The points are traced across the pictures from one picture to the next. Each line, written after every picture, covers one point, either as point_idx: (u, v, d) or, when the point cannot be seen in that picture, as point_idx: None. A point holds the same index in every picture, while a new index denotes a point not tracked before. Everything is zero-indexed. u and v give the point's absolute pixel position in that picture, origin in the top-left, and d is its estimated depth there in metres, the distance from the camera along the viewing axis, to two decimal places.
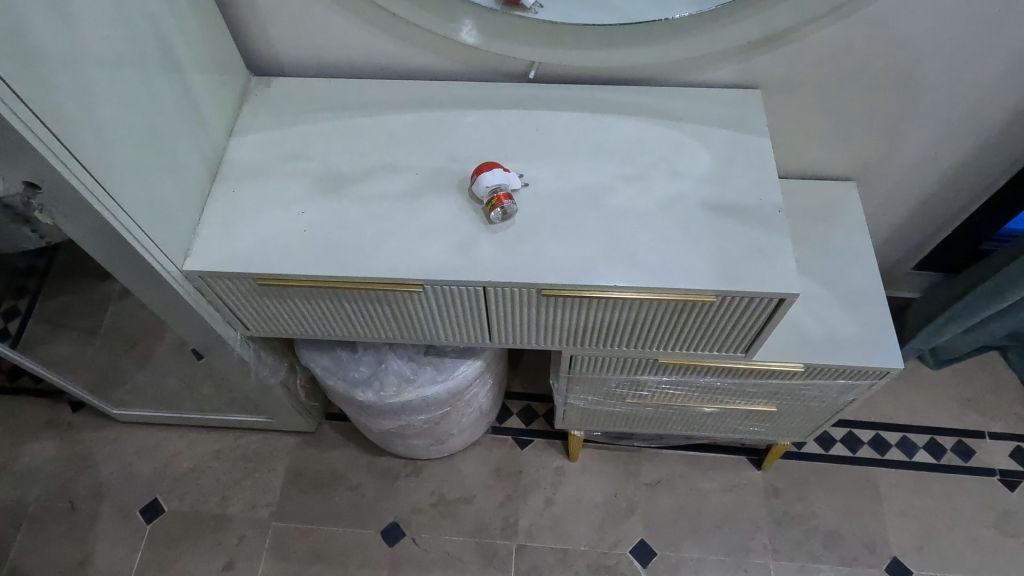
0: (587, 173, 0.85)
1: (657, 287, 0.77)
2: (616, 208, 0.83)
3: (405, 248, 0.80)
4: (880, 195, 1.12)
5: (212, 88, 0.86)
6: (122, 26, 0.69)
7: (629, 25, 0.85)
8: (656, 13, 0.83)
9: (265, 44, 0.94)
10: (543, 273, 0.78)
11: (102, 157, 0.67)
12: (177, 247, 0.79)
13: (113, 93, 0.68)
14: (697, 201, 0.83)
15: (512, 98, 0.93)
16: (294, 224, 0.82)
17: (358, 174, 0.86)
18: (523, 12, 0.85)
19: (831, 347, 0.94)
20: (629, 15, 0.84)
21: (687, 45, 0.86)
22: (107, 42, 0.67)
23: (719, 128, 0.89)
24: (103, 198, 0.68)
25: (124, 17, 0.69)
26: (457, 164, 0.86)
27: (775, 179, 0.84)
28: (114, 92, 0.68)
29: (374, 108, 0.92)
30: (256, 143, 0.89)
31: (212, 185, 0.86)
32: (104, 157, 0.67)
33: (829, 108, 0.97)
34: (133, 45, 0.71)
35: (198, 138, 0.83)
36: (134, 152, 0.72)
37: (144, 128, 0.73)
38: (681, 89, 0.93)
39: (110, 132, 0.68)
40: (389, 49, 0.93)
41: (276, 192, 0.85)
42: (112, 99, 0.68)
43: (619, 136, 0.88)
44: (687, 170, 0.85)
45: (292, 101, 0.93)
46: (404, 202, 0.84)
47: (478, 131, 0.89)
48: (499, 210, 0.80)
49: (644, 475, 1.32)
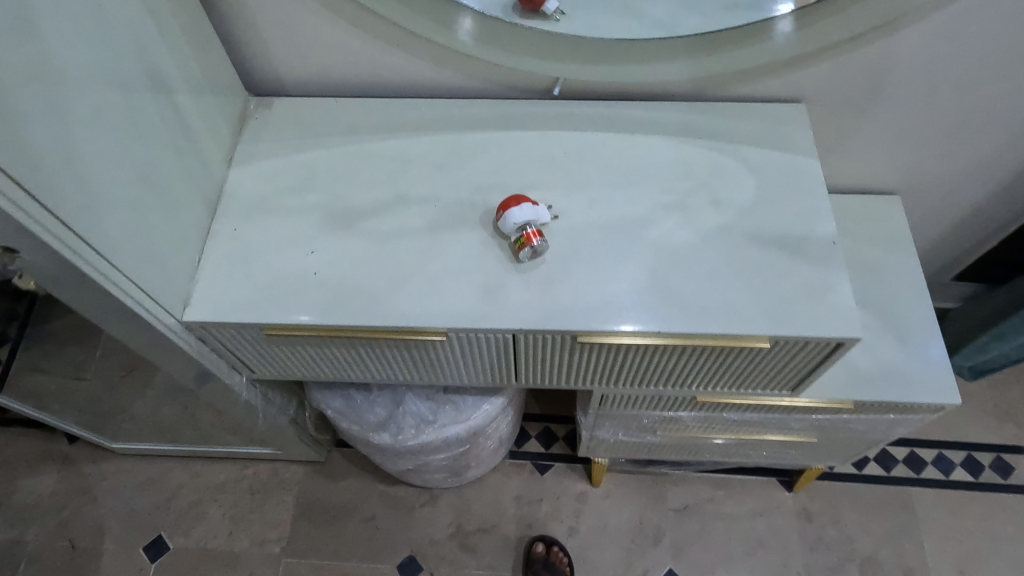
0: (623, 202, 0.78)
1: (704, 332, 0.70)
2: (656, 243, 0.75)
3: (426, 291, 0.73)
4: (925, 208, 1.05)
5: (207, 113, 0.78)
6: (105, 59, 0.61)
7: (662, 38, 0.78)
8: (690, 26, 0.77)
9: (263, 62, 0.86)
10: (578, 318, 0.71)
11: (80, 203, 0.59)
12: (175, 296, 0.72)
13: (97, 136, 0.61)
14: (743, 233, 0.75)
15: (536, 118, 0.85)
16: (303, 267, 0.75)
17: (371, 208, 0.79)
18: (546, 20, 0.78)
19: (882, 382, 0.87)
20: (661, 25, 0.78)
21: (729, 61, 0.79)
22: (88, 79, 0.60)
23: (766, 150, 0.81)
24: (90, 257, 0.61)
25: (103, 40, 0.61)
26: (479, 195, 0.79)
27: (827, 207, 0.77)
28: (99, 135, 0.61)
29: (387, 132, 0.85)
30: (259, 174, 0.82)
31: (211, 223, 0.78)
32: (88, 212, 0.60)
33: (878, 122, 0.89)
34: (119, 79, 0.63)
35: (192, 171, 0.75)
36: (118, 193, 0.63)
37: (133, 171, 0.65)
38: (722, 104, 0.85)
39: (93, 181, 0.60)
40: (400, 65, 0.85)
41: (282, 229, 0.78)
42: (95, 143, 0.60)
43: (656, 160, 0.81)
44: (731, 199, 0.78)
45: (297, 125, 0.86)
46: (423, 239, 0.76)
47: (502, 155, 0.82)
48: (529, 249, 0.73)
49: (671, 500, 1.27)
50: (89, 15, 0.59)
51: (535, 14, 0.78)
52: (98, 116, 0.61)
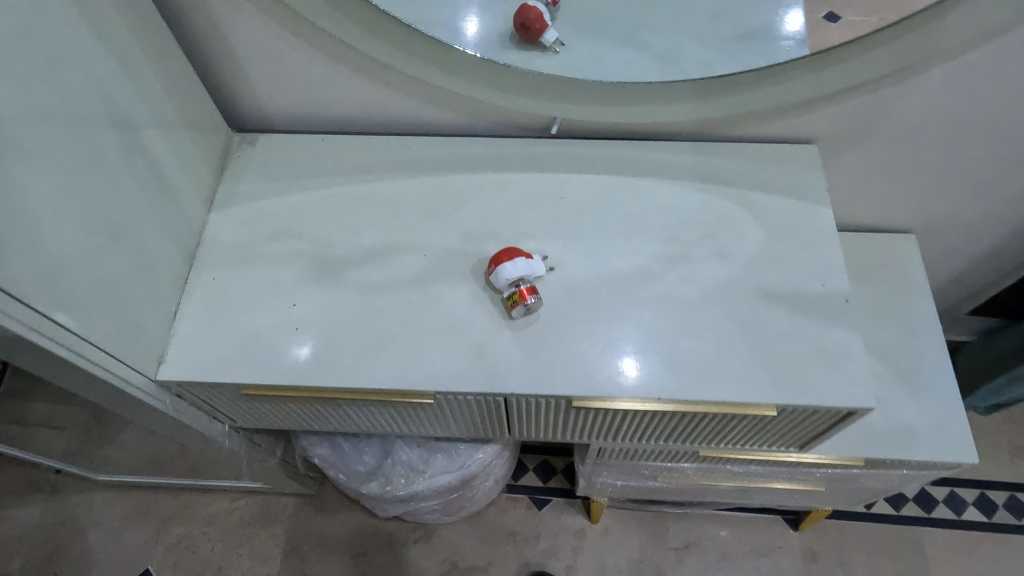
0: (623, 253, 0.74)
1: (707, 399, 0.66)
2: (656, 298, 0.71)
3: (413, 350, 0.69)
4: (941, 246, 1.00)
5: (183, 157, 0.74)
6: (64, 115, 0.57)
7: (663, 85, 0.74)
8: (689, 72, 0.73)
9: (246, 97, 0.82)
10: (572, 382, 0.67)
11: (36, 272, 0.55)
12: (148, 355, 0.68)
13: (54, 199, 0.57)
14: (750, 289, 0.71)
15: (532, 159, 0.81)
16: (284, 321, 0.71)
17: (357, 257, 0.75)
18: (544, 53, 0.74)
19: (894, 439, 0.83)
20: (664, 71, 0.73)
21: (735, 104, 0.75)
22: (43, 138, 0.56)
23: (775, 196, 0.77)
24: (49, 330, 0.57)
25: (64, 92, 0.57)
26: (471, 244, 0.75)
27: (840, 260, 0.72)
28: (56, 197, 0.57)
29: (375, 173, 0.81)
30: (241, 218, 0.78)
31: (189, 273, 0.74)
32: (44, 283, 0.56)
33: (894, 164, 0.85)
34: (80, 134, 0.59)
35: (167, 220, 0.71)
36: (81, 252, 0.60)
37: (96, 232, 0.61)
38: (728, 145, 0.81)
39: (50, 248, 0.56)
40: (389, 102, 0.81)
41: (263, 280, 0.74)
42: (52, 207, 0.57)
43: (658, 207, 0.77)
44: (737, 250, 0.73)
45: (281, 164, 0.82)
46: (410, 292, 0.72)
47: (496, 200, 0.78)
48: (522, 307, 0.69)
49: (672, 538, 1.23)
50: (46, 68, 0.55)
51: (535, 45, 0.74)
52: (59, 173, 0.57)
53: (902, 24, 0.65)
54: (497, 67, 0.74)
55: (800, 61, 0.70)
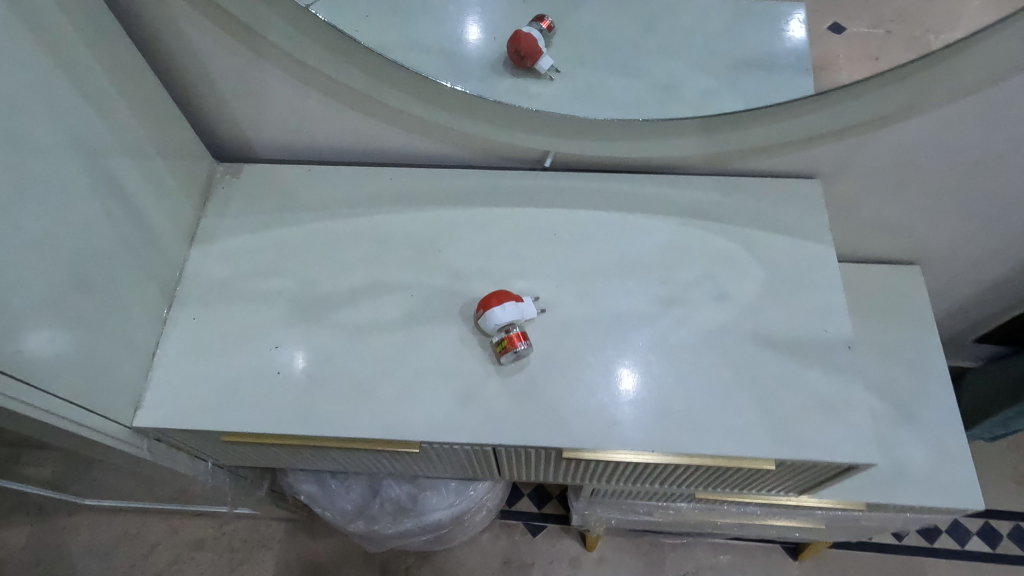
0: (617, 294, 0.71)
1: (703, 453, 0.63)
2: (652, 343, 0.69)
3: (399, 396, 0.67)
4: (947, 276, 0.97)
5: (163, 193, 0.72)
6: (33, 160, 0.55)
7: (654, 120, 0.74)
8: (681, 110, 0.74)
9: (231, 127, 0.79)
10: (564, 433, 0.64)
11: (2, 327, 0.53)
12: (125, 401, 0.66)
13: (21, 248, 0.54)
14: (749, 333, 0.68)
15: (525, 192, 0.78)
16: (266, 364, 0.69)
17: (343, 295, 0.73)
18: (538, 79, 0.75)
19: (898, 483, 0.80)
20: (651, 109, 0.74)
21: (722, 140, 0.75)
22: (10, 186, 0.53)
23: (774, 234, 0.74)
24: (16, 387, 0.54)
25: (33, 134, 0.55)
26: (461, 283, 0.73)
27: (843, 304, 0.70)
28: (23, 246, 0.54)
29: (363, 206, 0.78)
30: (223, 254, 0.75)
31: (169, 312, 0.72)
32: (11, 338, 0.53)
33: (898, 197, 0.82)
34: (51, 178, 0.57)
35: (145, 259, 0.69)
36: (51, 301, 0.57)
37: (68, 279, 0.59)
38: (728, 179, 0.78)
39: (17, 301, 0.54)
40: (378, 133, 0.78)
41: (246, 319, 0.72)
42: (19, 257, 0.54)
43: (654, 245, 0.74)
44: (736, 292, 0.71)
45: (266, 197, 0.79)
46: (397, 333, 0.70)
47: (487, 236, 0.75)
48: (511, 353, 0.66)
49: (669, 567, 1.21)
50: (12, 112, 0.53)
51: (528, 70, 0.75)
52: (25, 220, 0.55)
53: (903, 66, 0.64)
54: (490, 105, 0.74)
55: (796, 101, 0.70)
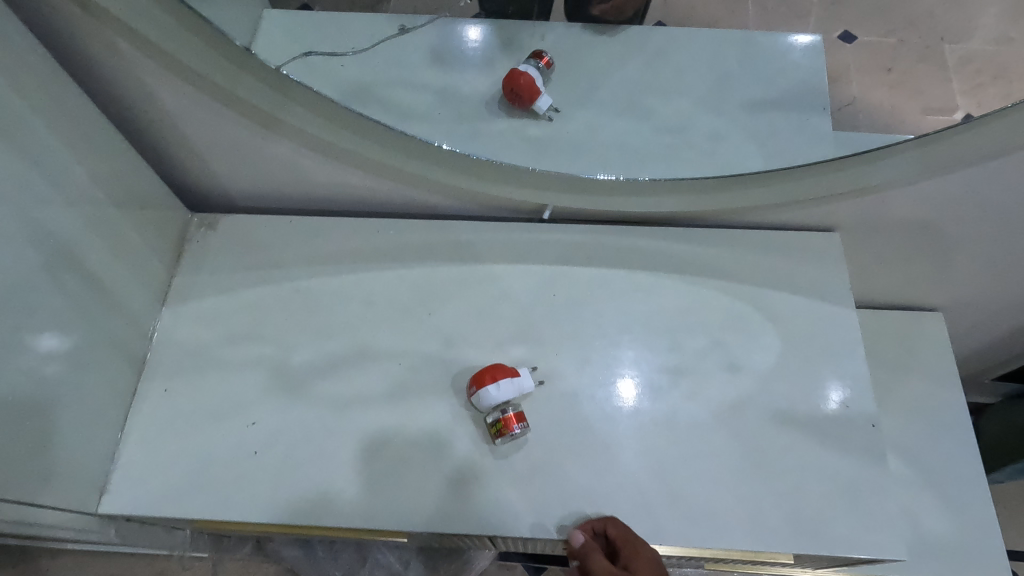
0: (622, 364, 0.66)
1: (716, 546, 0.58)
2: (659, 419, 0.64)
3: (385, 479, 0.62)
4: (968, 323, 0.92)
5: (130, 255, 0.66)
6: None
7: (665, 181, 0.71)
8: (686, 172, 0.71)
9: (206, 177, 0.74)
10: (565, 523, 0.59)
11: None
12: (89, 486, 0.61)
13: None
14: (763, 409, 0.64)
15: (520, 247, 0.73)
16: (243, 443, 0.64)
17: (325, 363, 0.67)
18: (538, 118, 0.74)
19: (922, 557, 0.75)
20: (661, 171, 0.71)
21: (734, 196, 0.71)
22: None
23: (790, 293, 0.69)
24: None
25: None
26: (453, 351, 0.68)
27: (865, 377, 0.65)
28: None
29: (349, 262, 0.73)
30: (198, 316, 0.70)
31: (139, 382, 0.67)
32: None
33: (922, 248, 0.77)
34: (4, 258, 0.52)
35: (108, 330, 0.64)
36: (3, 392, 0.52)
37: (26, 364, 0.54)
38: (740, 233, 0.73)
39: None
40: (364, 183, 0.73)
41: (221, 390, 0.67)
42: None
43: (662, 307, 0.69)
44: (750, 362, 0.66)
45: (244, 252, 0.74)
46: (384, 407, 0.65)
47: (482, 296, 0.70)
48: (507, 437, 0.61)
49: None
50: None
51: (526, 111, 0.79)
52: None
53: (921, 134, 0.63)
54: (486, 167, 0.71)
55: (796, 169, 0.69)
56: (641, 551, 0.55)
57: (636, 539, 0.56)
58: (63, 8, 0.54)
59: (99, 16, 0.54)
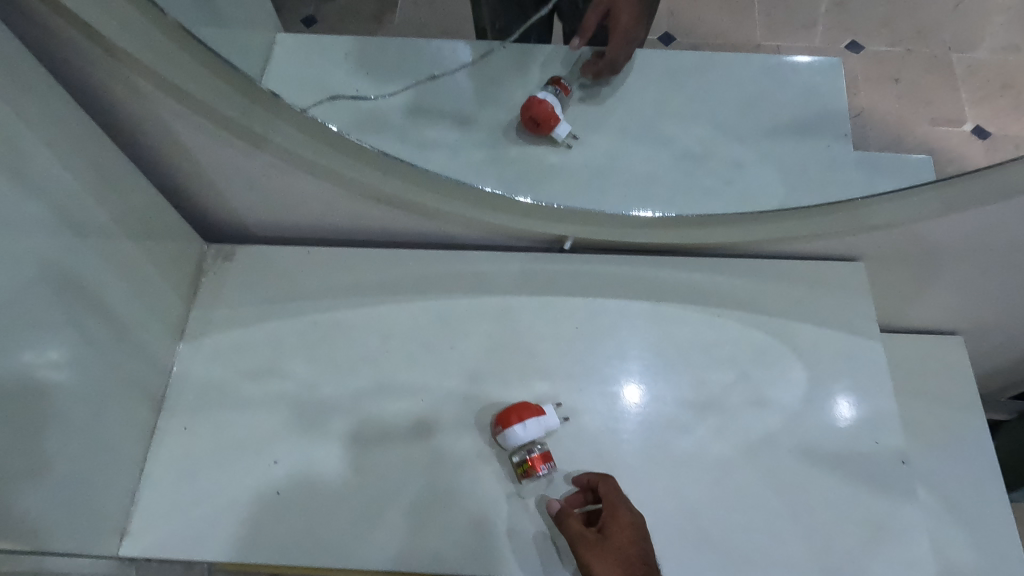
0: (647, 399, 0.65)
1: None
2: (687, 456, 0.63)
3: (411, 520, 0.61)
4: (986, 346, 0.92)
5: (149, 291, 0.65)
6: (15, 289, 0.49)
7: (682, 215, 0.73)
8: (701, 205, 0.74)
9: (222, 208, 0.73)
10: None
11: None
12: (110, 530, 0.60)
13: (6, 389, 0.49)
14: (792, 445, 0.63)
15: (542, 279, 0.72)
16: (265, 483, 0.63)
17: (347, 400, 0.67)
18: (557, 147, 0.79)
19: None
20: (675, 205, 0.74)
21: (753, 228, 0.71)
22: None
23: (816, 324, 0.68)
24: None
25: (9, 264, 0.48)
26: (475, 386, 0.67)
27: (893, 411, 0.64)
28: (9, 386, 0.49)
29: (368, 295, 0.72)
30: (217, 351, 0.70)
31: (158, 420, 0.66)
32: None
33: (944, 275, 0.76)
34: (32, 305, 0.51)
35: (129, 369, 0.63)
36: (33, 440, 0.51)
37: (55, 410, 0.53)
38: (765, 263, 0.72)
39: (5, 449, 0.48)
40: (383, 215, 0.73)
41: (242, 427, 0.66)
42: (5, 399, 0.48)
43: (688, 340, 0.68)
44: (776, 396, 0.65)
45: (261, 284, 0.73)
46: (407, 445, 0.64)
47: (504, 329, 0.70)
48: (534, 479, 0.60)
49: None
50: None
51: (544, 138, 0.79)
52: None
53: None
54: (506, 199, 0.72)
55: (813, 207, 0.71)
56: (620, 514, 0.57)
57: (620, 500, 0.58)
58: (83, 50, 0.53)
59: (120, 58, 0.53)
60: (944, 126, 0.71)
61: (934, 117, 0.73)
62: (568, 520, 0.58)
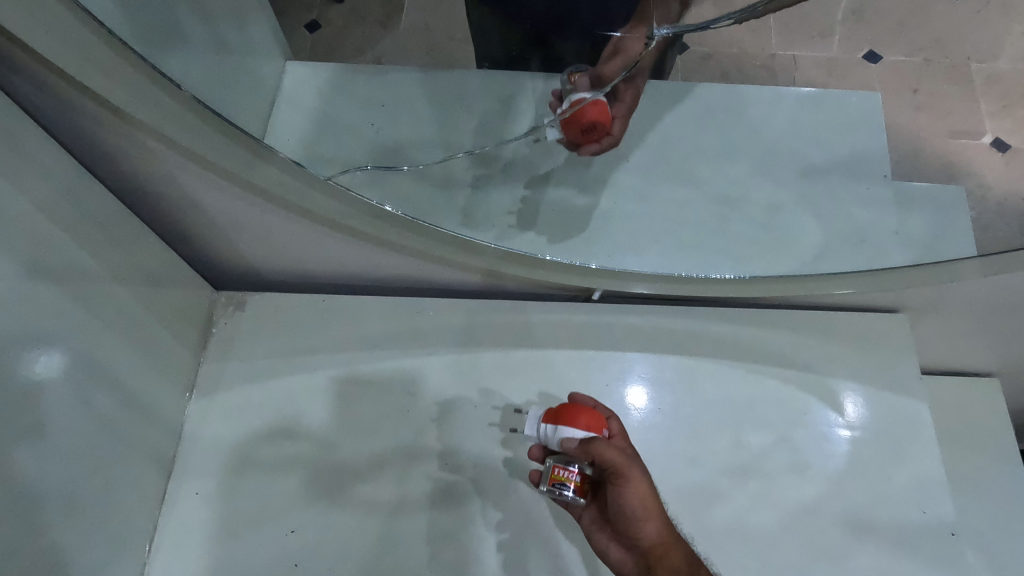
0: (681, 465, 0.62)
1: None
2: (725, 527, 0.60)
3: None
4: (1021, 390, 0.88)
5: (159, 350, 0.62)
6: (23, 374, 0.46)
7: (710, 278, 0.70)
8: (729, 265, 0.72)
9: (232, 256, 0.70)
10: None
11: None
12: None
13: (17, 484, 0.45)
14: (837, 516, 0.60)
15: (569, 332, 0.69)
16: (282, 553, 0.60)
17: (366, 465, 0.63)
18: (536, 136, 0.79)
19: None
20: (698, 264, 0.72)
21: (787, 287, 0.69)
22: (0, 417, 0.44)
23: (858, 386, 0.66)
24: None
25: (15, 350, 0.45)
26: (501, 449, 0.64)
27: (940, 479, 0.62)
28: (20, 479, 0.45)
29: (386, 349, 0.69)
30: (229, 409, 0.66)
31: (168, 483, 0.63)
32: None
33: (987, 325, 0.73)
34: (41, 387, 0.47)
35: (141, 437, 0.59)
36: (47, 532, 0.48)
37: (68, 497, 0.50)
38: (798, 317, 0.70)
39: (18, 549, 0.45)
40: (403, 266, 0.69)
41: (257, 493, 0.62)
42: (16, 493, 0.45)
43: (723, 400, 0.65)
44: (815, 461, 0.63)
45: (276, 337, 0.70)
46: (430, 512, 0.61)
47: (529, 386, 0.66)
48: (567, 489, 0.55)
49: None
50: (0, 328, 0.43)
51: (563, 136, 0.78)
52: (7, 470, 0.44)
53: None
54: (534, 253, 0.69)
55: (852, 273, 0.69)
56: (625, 446, 0.57)
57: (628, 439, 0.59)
58: (92, 116, 0.50)
59: (132, 123, 0.50)
60: (963, 138, 0.76)
61: (953, 129, 0.77)
62: (603, 447, 0.53)
